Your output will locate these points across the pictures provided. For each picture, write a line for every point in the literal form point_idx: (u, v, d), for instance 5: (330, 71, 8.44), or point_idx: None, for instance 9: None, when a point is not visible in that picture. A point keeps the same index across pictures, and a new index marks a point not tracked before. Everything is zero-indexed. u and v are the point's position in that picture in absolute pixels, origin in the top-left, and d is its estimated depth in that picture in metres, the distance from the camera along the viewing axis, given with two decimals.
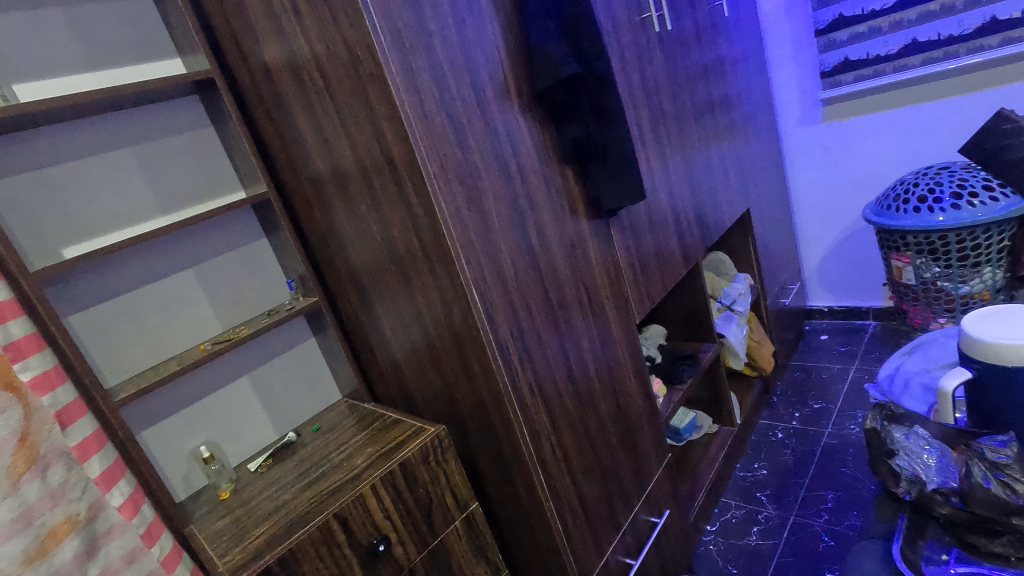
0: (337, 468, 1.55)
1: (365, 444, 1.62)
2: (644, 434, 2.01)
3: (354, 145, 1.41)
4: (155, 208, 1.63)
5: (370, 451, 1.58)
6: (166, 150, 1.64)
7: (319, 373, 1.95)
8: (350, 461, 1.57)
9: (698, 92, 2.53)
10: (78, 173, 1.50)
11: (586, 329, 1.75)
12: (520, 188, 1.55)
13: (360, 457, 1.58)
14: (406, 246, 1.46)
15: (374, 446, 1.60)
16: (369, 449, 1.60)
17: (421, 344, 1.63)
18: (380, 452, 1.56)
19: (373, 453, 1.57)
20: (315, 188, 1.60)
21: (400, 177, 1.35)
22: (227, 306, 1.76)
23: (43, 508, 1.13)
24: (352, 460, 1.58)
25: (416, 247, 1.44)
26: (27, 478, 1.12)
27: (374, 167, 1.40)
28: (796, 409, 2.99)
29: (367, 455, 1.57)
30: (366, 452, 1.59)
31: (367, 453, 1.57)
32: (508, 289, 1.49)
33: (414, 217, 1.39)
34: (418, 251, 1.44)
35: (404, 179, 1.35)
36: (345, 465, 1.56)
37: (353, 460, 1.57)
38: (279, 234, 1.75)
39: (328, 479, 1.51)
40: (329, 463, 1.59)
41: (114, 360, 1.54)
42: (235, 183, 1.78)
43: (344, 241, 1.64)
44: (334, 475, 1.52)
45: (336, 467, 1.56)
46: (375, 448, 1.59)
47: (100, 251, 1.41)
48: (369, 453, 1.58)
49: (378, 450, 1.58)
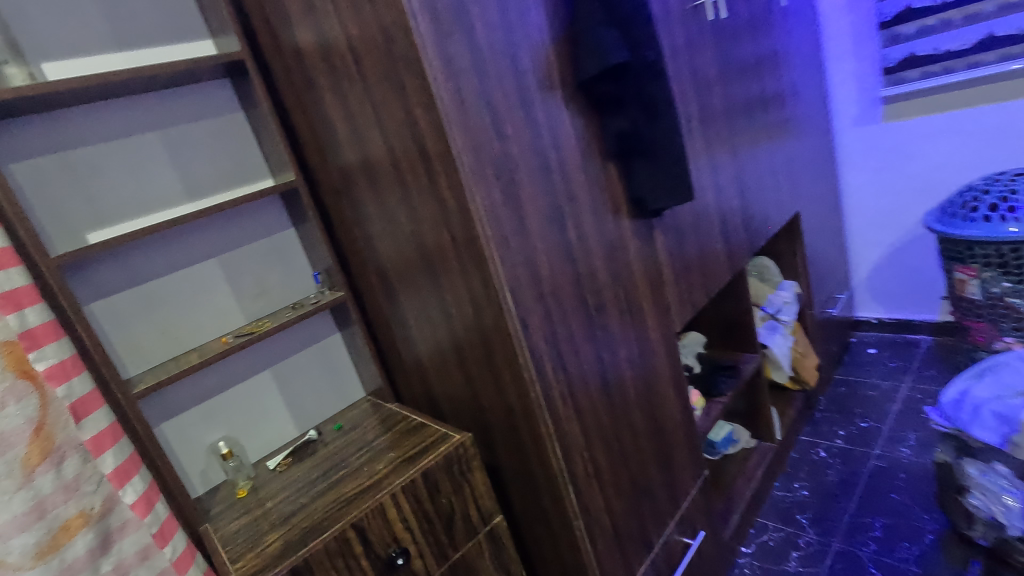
0: (357, 472, 1.47)
1: (386, 448, 1.54)
2: (680, 451, 1.88)
3: (386, 133, 1.33)
4: (182, 195, 1.58)
5: (392, 456, 1.50)
6: (194, 135, 1.59)
7: (343, 369, 1.88)
8: (371, 465, 1.49)
9: (750, 87, 2.38)
10: (105, 157, 1.46)
11: (624, 338, 1.64)
12: (560, 185, 1.44)
13: (382, 460, 1.50)
14: (437, 243, 1.38)
15: (397, 451, 1.51)
16: (391, 453, 1.52)
17: (449, 348, 1.54)
18: (402, 457, 1.48)
19: (395, 457, 1.49)
20: (345, 179, 1.53)
21: (434, 169, 1.26)
22: (251, 298, 1.70)
23: (56, 501, 1.09)
24: (373, 464, 1.50)
25: (447, 244, 1.35)
26: (41, 470, 1.07)
27: (406, 158, 1.31)
28: (840, 427, 2.81)
29: (389, 459, 1.49)
30: (388, 456, 1.51)
31: (389, 458, 1.49)
32: (544, 292, 1.39)
33: (446, 212, 1.30)
34: (449, 250, 1.35)
35: (437, 171, 1.26)
36: (365, 469, 1.48)
37: (374, 464, 1.49)
38: (307, 226, 1.69)
39: (347, 484, 1.44)
40: (349, 466, 1.52)
41: (135, 350, 1.51)
42: (265, 171, 1.71)
43: (372, 235, 1.56)
44: (354, 480, 1.45)
45: (356, 471, 1.48)
46: (398, 453, 1.50)
47: (121, 238, 1.36)
48: (391, 457, 1.50)
49: (399, 455, 1.49)
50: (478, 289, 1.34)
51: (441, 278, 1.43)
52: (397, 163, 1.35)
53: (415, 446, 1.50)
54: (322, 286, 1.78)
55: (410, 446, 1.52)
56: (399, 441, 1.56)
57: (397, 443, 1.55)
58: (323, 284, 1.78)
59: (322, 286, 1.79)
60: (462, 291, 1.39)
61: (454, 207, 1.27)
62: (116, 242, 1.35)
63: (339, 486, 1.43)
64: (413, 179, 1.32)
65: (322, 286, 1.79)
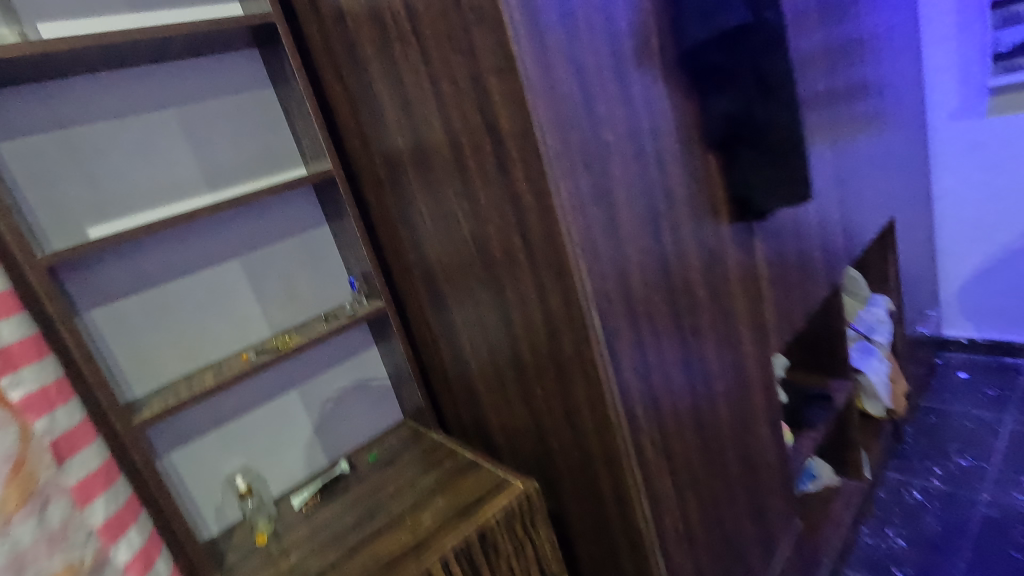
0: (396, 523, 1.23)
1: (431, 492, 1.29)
2: (774, 499, 1.58)
3: (447, 111, 1.06)
4: (201, 184, 1.35)
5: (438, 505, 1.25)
6: (216, 114, 1.35)
7: (380, 389, 1.63)
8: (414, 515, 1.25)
9: (849, 70, 2.05)
10: (111, 137, 1.23)
11: (721, 367, 1.35)
12: (656, 179, 1.16)
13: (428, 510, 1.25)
14: (505, 248, 1.11)
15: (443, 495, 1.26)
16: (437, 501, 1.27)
17: (510, 373, 1.28)
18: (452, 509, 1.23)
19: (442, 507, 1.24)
20: (391, 167, 1.27)
21: (509, 156, 0.99)
22: (278, 306, 1.46)
23: (39, 554, 0.86)
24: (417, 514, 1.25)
25: (519, 250, 1.08)
26: (20, 518, 0.84)
27: (472, 142, 1.04)
28: (936, 464, 2.46)
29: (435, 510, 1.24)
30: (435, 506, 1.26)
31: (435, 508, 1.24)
32: (636, 313, 1.11)
33: (520, 210, 1.03)
34: (520, 258, 1.08)
35: (511, 158, 0.99)
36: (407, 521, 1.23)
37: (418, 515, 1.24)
38: (344, 223, 1.44)
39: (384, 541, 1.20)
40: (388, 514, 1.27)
41: (142, 365, 1.28)
42: (297, 158, 1.47)
43: (421, 235, 1.30)
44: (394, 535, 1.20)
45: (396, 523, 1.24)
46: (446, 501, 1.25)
47: (125, 234, 1.13)
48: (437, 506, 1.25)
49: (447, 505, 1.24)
50: (556, 307, 1.07)
51: (506, 290, 1.16)
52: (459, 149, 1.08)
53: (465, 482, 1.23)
54: (359, 295, 1.52)
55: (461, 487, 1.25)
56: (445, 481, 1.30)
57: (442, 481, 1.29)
58: (361, 293, 1.52)
59: (358, 296, 1.52)
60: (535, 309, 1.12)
61: (531, 204, 0.99)
62: (118, 239, 1.12)
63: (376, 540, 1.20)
64: (479, 170, 1.05)
65: (360, 295, 1.52)
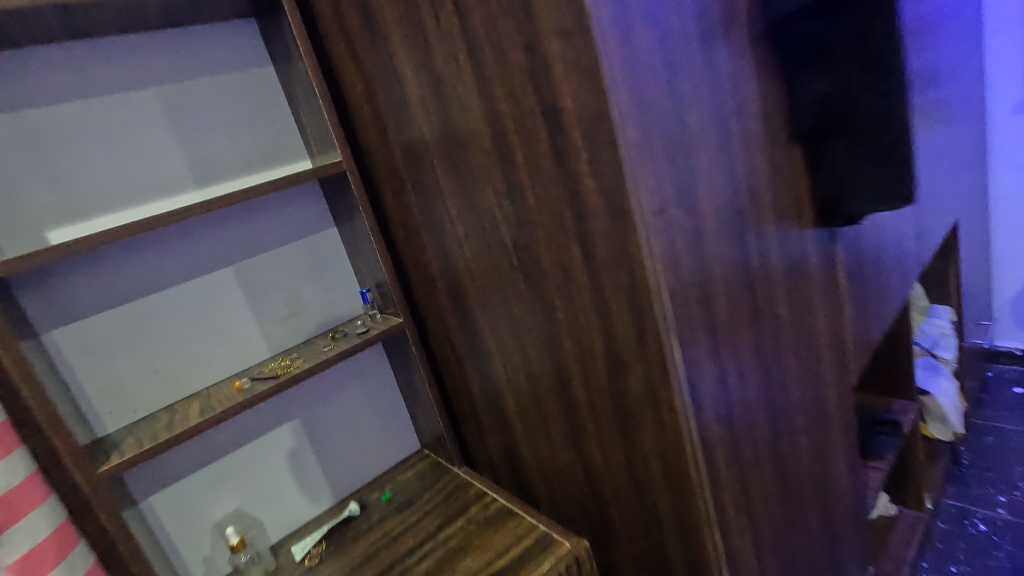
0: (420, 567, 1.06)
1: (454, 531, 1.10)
2: (849, 548, 1.37)
3: (490, 88, 0.84)
4: (187, 180, 1.13)
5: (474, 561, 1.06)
6: (206, 95, 1.14)
7: (394, 416, 1.42)
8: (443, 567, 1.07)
9: (922, 54, 1.82)
10: (76, 123, 1.02)
11: (803, 401, 1.13)
12: (741, 178, 0.94)
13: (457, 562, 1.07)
14: (559, 261, 0.89)
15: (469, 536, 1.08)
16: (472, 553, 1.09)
17: (555, 410, 1.06)
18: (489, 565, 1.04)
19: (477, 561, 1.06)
20: (414, 161, 1.06)
21: (572, 145, 0.77)
22: (277, 323, 1.25)
23: None
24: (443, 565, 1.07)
25: (577, 264, 0.86)
26: None
27: (523, 128, 0.82)
28: (999, 491, 2.23)
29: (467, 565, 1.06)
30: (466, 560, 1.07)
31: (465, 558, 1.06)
32: (719, 343, 0.89)
33: (582, 215, 0.81)
34: (579, 273, 0.86)
35: (574, 148, 0.77)
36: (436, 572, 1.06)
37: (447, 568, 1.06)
38: (356, 227, 1.23)
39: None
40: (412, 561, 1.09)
41: (115, 395, 1.08)
42: (301, 150, 1.26)
43: (448, 242, 1.09)
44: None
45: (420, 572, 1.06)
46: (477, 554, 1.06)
47: (88, 241, 0.92)
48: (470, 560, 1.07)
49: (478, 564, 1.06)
50: (623, 337, 0.85)
51: (556, 312, 0.94)
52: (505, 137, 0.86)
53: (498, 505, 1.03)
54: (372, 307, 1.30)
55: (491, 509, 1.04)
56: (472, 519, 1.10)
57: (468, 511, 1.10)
58: (374, 305, 1.30)
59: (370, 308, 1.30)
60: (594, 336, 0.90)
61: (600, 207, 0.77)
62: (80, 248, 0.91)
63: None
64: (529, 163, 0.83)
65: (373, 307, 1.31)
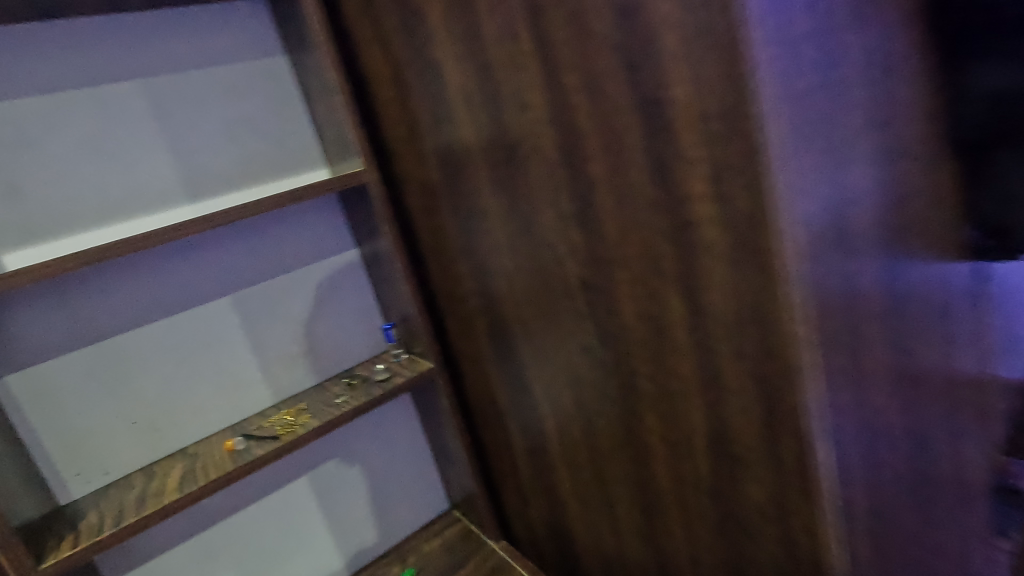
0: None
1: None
2: None
3: (562, 76, 0.61)
4: (178, 193, 0.94)
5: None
6: (204, 89, 0.94)
7: (421, 472, 1.20)
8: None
9: None
10: (41, 123, 0.83)
11: (967, 500, 0.84)
12: (918, 203, 0.67)
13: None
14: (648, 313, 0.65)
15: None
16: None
17: (627, 497, 0.81)
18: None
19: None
20: (453, 173, 0.83)
21: (684, 155, 0.53)
22: (283, 364, 1.04)
23: None
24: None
25: (676, 320, 0.62)
26: None
27: (607, 131, 0.59)
28: None
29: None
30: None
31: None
32: (879, 438, 0.63)
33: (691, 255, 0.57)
34: (678, 330, 0.62)
35: (684, 161, 0.53)
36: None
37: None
38: (379, 251, 1.01)
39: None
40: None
41: (82, 453, 0.88)
42: (318, 157, 1.05)
43: (493, 276, 0.86)
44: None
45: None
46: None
47: (35, 273, 0.73)
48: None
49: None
50: (740, 423, 0.61)
51: (638, 378, 0.70)
52: (579, 145, 0.63)
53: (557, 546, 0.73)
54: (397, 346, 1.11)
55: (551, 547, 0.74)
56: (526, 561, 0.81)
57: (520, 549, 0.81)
58: (399, 344, 1.11)
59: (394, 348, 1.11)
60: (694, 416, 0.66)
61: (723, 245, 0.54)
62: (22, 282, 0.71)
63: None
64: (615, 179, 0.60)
65: (398, 346, 1.12)
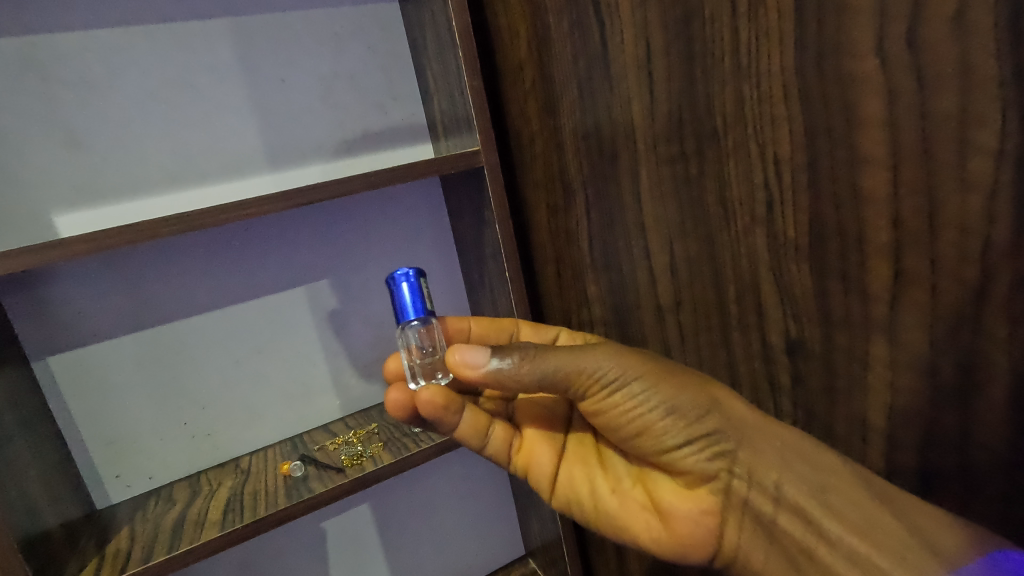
0: (506, 357, 0.47)
1: (684, 403, 0.50)
2: None
3: (850, 12, 0.36)
4: (256, 160, 0.77)
5: (672, 445, 0.51)
6: (297, 34, 0.77)
7: (501, 514, 1.00)
8: (617, 398, 0.50)
9: None
10: (102, 63, 0.68)
11: None
12: None
13: (626, 504, 0.54)
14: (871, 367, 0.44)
15: (683, 444, 0.51)
16: (615, 472, 0.56)
17: None
18: (721, 468, 0.51)
19: (646, 497, 0.54)
20: (606, 160, 0.61)
21: (1018, 221, 0.31)
22: (357, 371, 0.88)
23: None
24: (622, 389, 0.50)
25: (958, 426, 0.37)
26: None
27: (892, 258, 0.38)
28: None
29: (607, 491, 0.55)
30: (603, 487, 0.56)
31: (703, 404, 0.49)
32: None
33: (970, 342, 0.36)
34: (721, 235, 0.51)
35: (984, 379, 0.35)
36: (577, 376, 0.49)
37: (558, 381, 0.49)
38: (484, 251, 0.80)
39: (463, 415, 0.54)
40: (526, 378, 0.48)
41: (124, 453, 0.76)
42: (421, 130, 0.86)
43: (642, 305, 0.63)
44: (468, 422, 0.54)
45: (526, 365, 0.48)
46: (730, 421, 0.50)
47: (70, 245, 0.56)
48: (673, 454, 0.52)
49: (661, 459, 0.52)
50: None
51: None
52: None
53: (795, 481, 0.48)
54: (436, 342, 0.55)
55: (792, 463, 0.48)
56: (749, 429, 0.49)
57: (754, 459, 0.49)
58: (441, 367, 0.55)
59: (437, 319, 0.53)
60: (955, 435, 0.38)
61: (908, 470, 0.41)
62: (51, 259, 0.55)
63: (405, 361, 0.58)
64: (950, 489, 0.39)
65: (437, 350, 0.55)
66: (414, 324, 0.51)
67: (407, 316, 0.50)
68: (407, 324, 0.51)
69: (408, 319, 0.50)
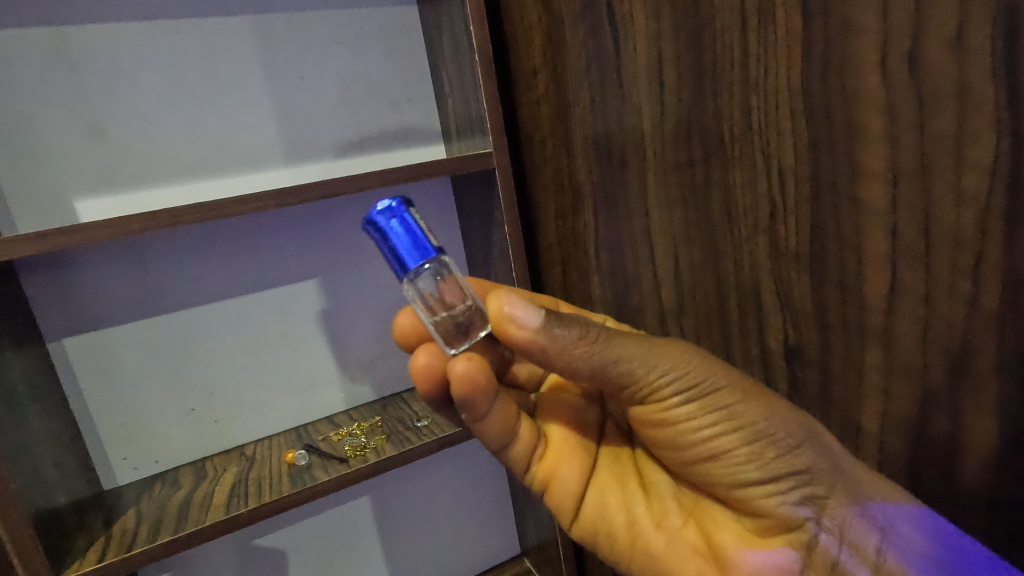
0: (562, 329, 0.43)
1: (773, 430, 0.45)
2: None
3: (856, 33, 0.38)
4: (274, 154, 0.79)
5: (750, 478, 0.46)
6: (318, 33, 0.79)
7: (498, 511, 1.01)
8: (685, 410, 0.46)
9: None
10: (130, 54, 0.70)
11: None
12: None
13: (674, 543, 0.52)
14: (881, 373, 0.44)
15: (764, 480, 0.46)
16: (662, 504, 0.53)
17: None
18: (807, 518, 0.46)
19: (698, 538, 0.51)
20: (615, 166, 0.63)
21: (1008, 237, 0.33)
22: (363, 365, 0.90)
23: None
24: (693, 399, 0.45)
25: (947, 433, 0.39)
26: None
27: (892, 268, 0.40)
28: None
29: (652, 527, 0.52)
30: (647, 520, 0.53)
31: (796, 434, 0.45)
32: None
33: (960, 352, 0.37)
34: (725, 242, 0.53)
35: (975, 389, 0.36)
36: (639, 376, 0.45)
37: (620, 370, 0.44)
38: (492, 250, 0.82)
39: (495, 409, 0.50)
40: (582, 356, 0.43)
41: (133, 437, 0.78)
42: (435, 130, 0.88)
43: (646, 309, 0.65)
44: (499, 417, 0.51)
45: (584, 347, 0.43)
46: (824, 460, 0.44)
47: (96, 229, 0.58)
48: (751, 492, 0.47)
49: (736, 493, 0.48)
50: None
51: None
52: None
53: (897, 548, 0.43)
54: (461, 294, 0.48)
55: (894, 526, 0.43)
56: (846, 475, 0.44)
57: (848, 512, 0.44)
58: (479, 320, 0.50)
59: (448, 259, 0.45)
60: (945, 444, 0.39)
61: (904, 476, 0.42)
62: (74, 244, 0.57)
63: (417, 316, 0.59)
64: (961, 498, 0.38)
65: (462, 300, 0.49)
66: (423, 271, 0.43)
67: (416, 260, 0.42)
68: (416, 272, 0.43)
69: (418, 262, 0.42)
